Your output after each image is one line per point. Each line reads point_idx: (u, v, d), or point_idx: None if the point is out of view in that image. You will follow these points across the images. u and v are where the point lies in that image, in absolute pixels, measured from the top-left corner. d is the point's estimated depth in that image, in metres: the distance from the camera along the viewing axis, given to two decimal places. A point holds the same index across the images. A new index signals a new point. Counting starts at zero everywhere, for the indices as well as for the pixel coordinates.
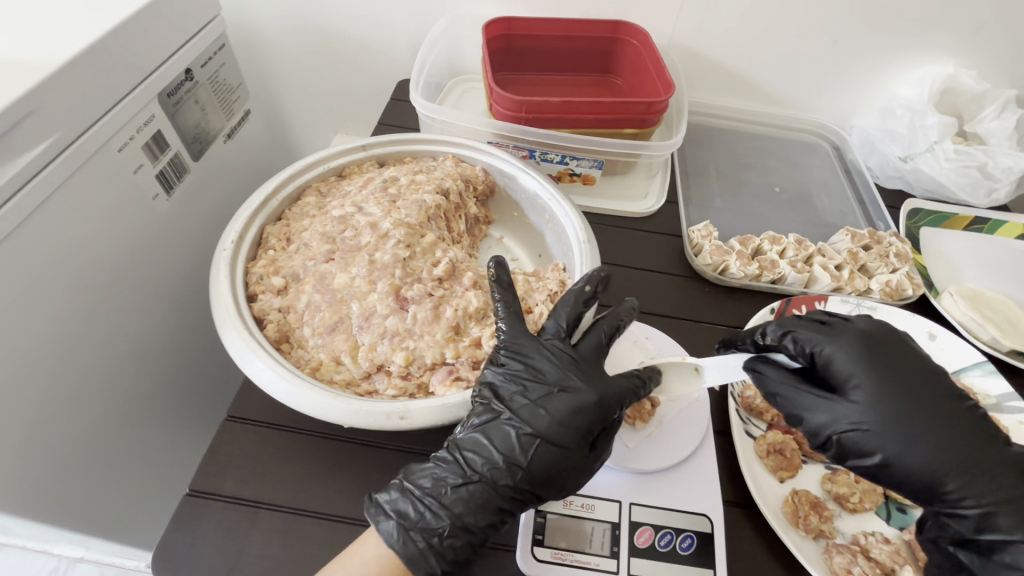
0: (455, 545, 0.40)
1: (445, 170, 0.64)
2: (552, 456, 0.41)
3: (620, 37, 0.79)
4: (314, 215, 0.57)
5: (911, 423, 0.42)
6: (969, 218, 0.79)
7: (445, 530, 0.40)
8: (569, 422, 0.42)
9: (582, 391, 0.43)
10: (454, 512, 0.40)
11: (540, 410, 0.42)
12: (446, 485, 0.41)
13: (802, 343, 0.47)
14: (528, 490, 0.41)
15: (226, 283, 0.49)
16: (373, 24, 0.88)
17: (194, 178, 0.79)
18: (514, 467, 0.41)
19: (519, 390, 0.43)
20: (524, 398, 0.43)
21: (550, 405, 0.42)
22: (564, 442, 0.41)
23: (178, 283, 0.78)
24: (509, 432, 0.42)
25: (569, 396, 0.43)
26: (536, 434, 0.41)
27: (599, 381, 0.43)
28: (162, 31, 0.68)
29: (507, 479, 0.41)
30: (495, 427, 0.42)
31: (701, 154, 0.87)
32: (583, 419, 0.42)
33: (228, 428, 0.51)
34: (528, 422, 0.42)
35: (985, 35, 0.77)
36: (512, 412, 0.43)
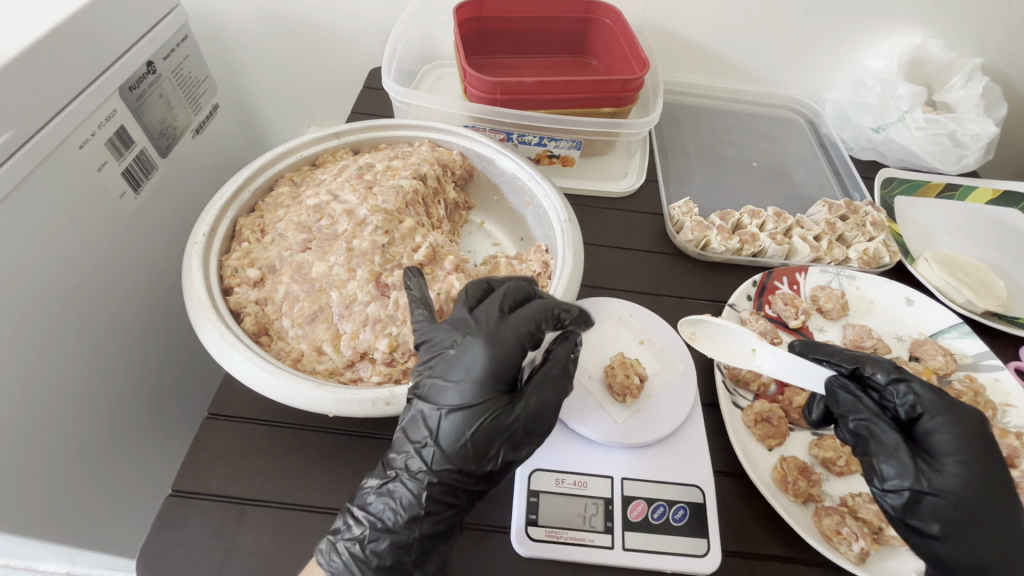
0: (381, 549, 0.40)
1: (422, 155, 0.63)
2: (459, 424, 0.39)
3: (593, 16, 0.79)
4: (288, 205, 0.56)
5: (988, 510, 0.39)
6: (942, 185, 0.80)
7: (368, 535, 0.40)
8: (473, 388, 0.40)
9: (473, 347, 0.41)
10: (379, 517, 0.40)
11: (443, 385, 0.40)
12: (371, 492, 0.41)
13: (916, 400, 0.42)
14: (453, 473, 0.40)
15: (199, 277, 0.48)
16: (342, 11, 0.86)
17: (162, 176, 0.77)
18: (429, 452, 0.40)
19: (428, 372, 0.42)
20: (433, 376, 0.41)
21: (449, 374, 0.41)
22: (471, 404, 0.40)
23: (150, 285, 0.76)
24: (424, 420, 0.41)
25: (469, 355, 0.41)
26: (443, 410, 0.40)
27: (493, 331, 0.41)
28: (119, 22, 0.65)
29: (425, 468, 0.40)
30: (410, 417, 0.41)
31: (679, 132, 0.87)
32: (486, 374, 0.40)
33: (210, 425, 0.49)
34: (430, 400, 0.41)
35: (950, 4, 0.78)
36: (417, 397, 0.41)
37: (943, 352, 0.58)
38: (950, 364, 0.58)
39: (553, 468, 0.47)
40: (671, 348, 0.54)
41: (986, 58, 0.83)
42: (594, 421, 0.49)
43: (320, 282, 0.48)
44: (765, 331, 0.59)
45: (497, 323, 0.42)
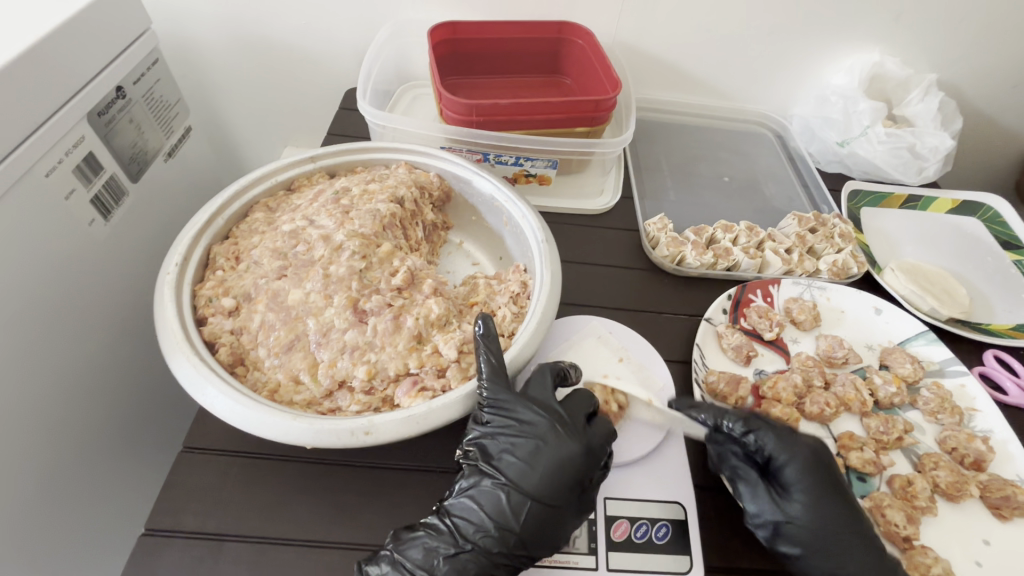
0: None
1: (399, 178, 0.63)
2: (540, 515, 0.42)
3: (566, 37, 0.80)
4: (264, 231, 0.56)
5: (840, 538, 0.44)
6: (905, 196, 0.83)
7: None
8: (554, 478, 0.43)
9: (567, 445, 0.44)
10: None
11: (519, 466, 0.43)
12: (433, 556, 0.40)
13: (763, 445, 0.48)
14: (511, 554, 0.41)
15: (172, 308, 0.47)
16: (316, 33, 0.86)
17: (133, 201, 0.76)
18: (494, 528, 0.41)
19: (504, 450, 0.44)
20: (511, 458, 0.44)
21: (527, 458, 0.43)
22: (547, 497, 0.42)
23: (121, 312, 0.74)
24: (501, 501, 0.42)
25: (546, 446, 0.44)
26: (523, 496, 0.42)
27: (582, 435, 0.45)
28: (87, 48, 0.64)
29: (488, 542, 0.41)
30: (482, 490, 0.43)
31: (653, 148, 0.88)
32: (573, 467, 0.43)
33: (184, 459, 0.48)
34: (519, 482, 0.42)
35: (905, 24, 0.81)
36: (502, 474, 0.43)
37: (911, 360, 0.60)
38: (917, 371, 0.59)
39: None
40: (649, 365, 0.55)
41: (941, 74, 0.87)
42: None
43: (302, 313, 0.48)
44: (741, 343, 0.60)
45: (580, 416, 0.46)
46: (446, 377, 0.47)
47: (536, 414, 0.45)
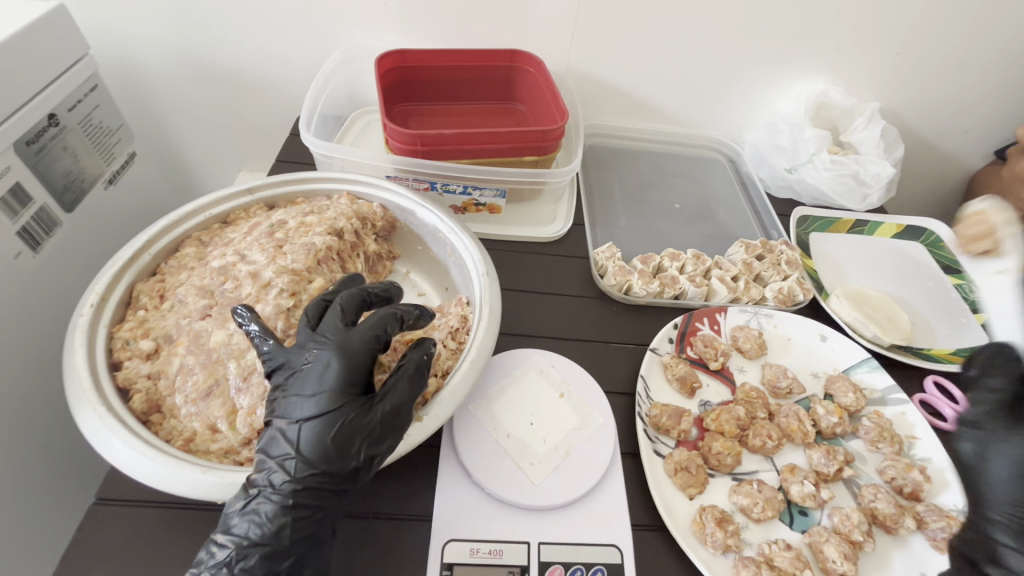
0: (249, 565, 0.38)
1: (339, 209, 0.62)
2: (324, 436, 0.39)
3: (517, 65, 0.80)
4: (192, 267, 0.54)
5: None
6: (852, 221, 0.85)
7: (238, 555, 0.38)
8: (333, 391, 0.40)
9: (325, 356, 0.41)
10: (246, 534, 0.38)
11: (295, 399, 0.41)
12: (235, 512, 0.39)
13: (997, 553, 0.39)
14: (324, 479, 0.40)
15: (82, 354, 0.44)
16: (266, 58, 0.85)
17: (67, 231, 0.73)
18: (289, 464, 0.39)
19: (283, 391, 0.42)
20: (286, 392, 0.42)
21: (305, 386, 0.41)
22: (328, 410, 0.40)
23: (52, 347, 0.71)
24: (285, 439, 0.40)
25: (323, 366, 0.41)
26: (298, 423, 0.40)
27: (357, 343, 0.42)
28: (14, 76, 0.62)
29: (287, 479, 0.39)
30: (270, 434, 0.41)
31: (607, 174, 0.89)
32: (337, 383, 0.41)
33: (94, 512, 0.45)
34: (288, 417, 0.40)
35: (847, 54, 0.84)
36: (276, 417, 0.41)
37: (853, 389, 0.60)
38: (859, 401, 0.60)
39: (468, 537, 0.45)
40: (591, 400, 0.54)
41: (884, 102, 0.90)
42: (509, 483, 0.47)
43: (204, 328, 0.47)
44: (685, 375, 0.60)
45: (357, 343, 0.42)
46: None
47: (308, 347, 0.43)
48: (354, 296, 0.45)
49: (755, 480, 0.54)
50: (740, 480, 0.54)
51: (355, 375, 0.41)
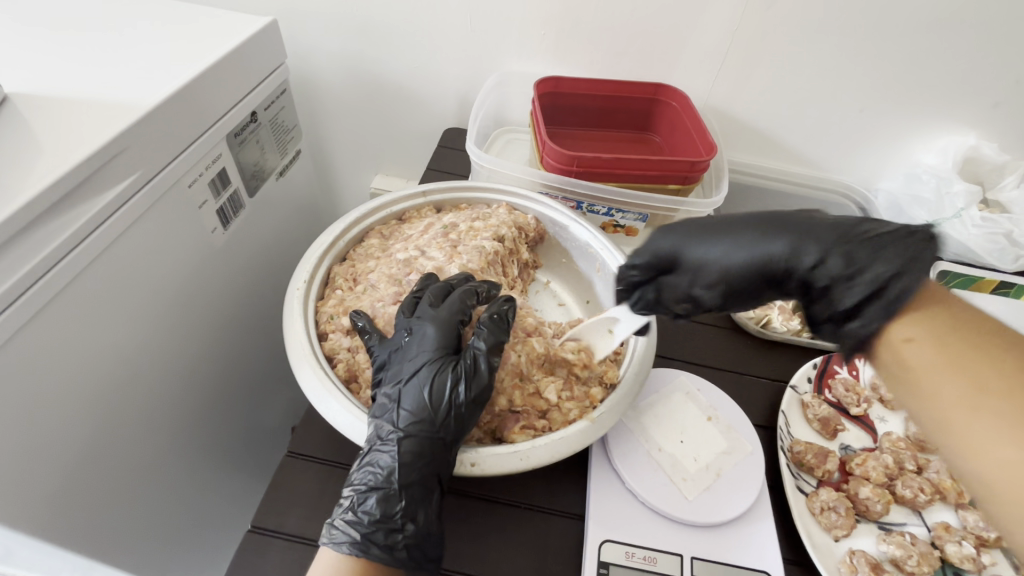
0: (371, 506, 0.43)
1: (501, 218, 0.66)
2: (421, 391, 0.45)
3: (660, 98, 0.84)
4: (378, 256, 0.60)
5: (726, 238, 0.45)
6: (996, 281, 0.81)
7: (365, 498, 0.43)
8: (430, 354, 0.47)
9: (423, 328, 0.48)
10: (368, 479, 0.43)
11: (397, 368, 0.47)
12: (360, 462, 0.44)
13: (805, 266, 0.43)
14: (422, 431, 0.44)
15: (300, 322, 0.51)
16: (425, 76, 0.93)
17: (248, 214, 0.82)
18: (385, 427, 0.44)
19: (386, 362, 0.48)
20: (390, 367, 0.48)
21: (405, 356, 0.47)
22: (425, 370, 0.46)
23: (227, 315, 0.80)
24: (387, 402, 0.45)
25: (421, 336, 0.48)
26: (398, 392, 0.45)
27: (443, 319, 0.48)
28: (236, 78, 0.72)
29: (391, 437, 0.44)
30: (376, 400, 0.46)
31: (735, 209, 0.90)
32: (432, 346, 0.47)
33: (288, 463, 0.51)
34: (392, 381, 0.46)
35: (1004, 111, 0.82)
36: (381, 385, 0.47)
37: None
38: None
39: (624, 540, 0.47)
40: (738, 427, 0.55)
41: None
42: (664, 496, 0.49)
43: (377, 314, 0.53)
44: (828, 417, 0.59)
45: (439, 309, 0.49)
46: (547, 418, 0.49)
47: (407, 326, 0.49)
48: (442, 289, 0.52)
49: (906, 532, 0.52)
50: (888, 529, 0.53)
51: (448, 342, 0.48)
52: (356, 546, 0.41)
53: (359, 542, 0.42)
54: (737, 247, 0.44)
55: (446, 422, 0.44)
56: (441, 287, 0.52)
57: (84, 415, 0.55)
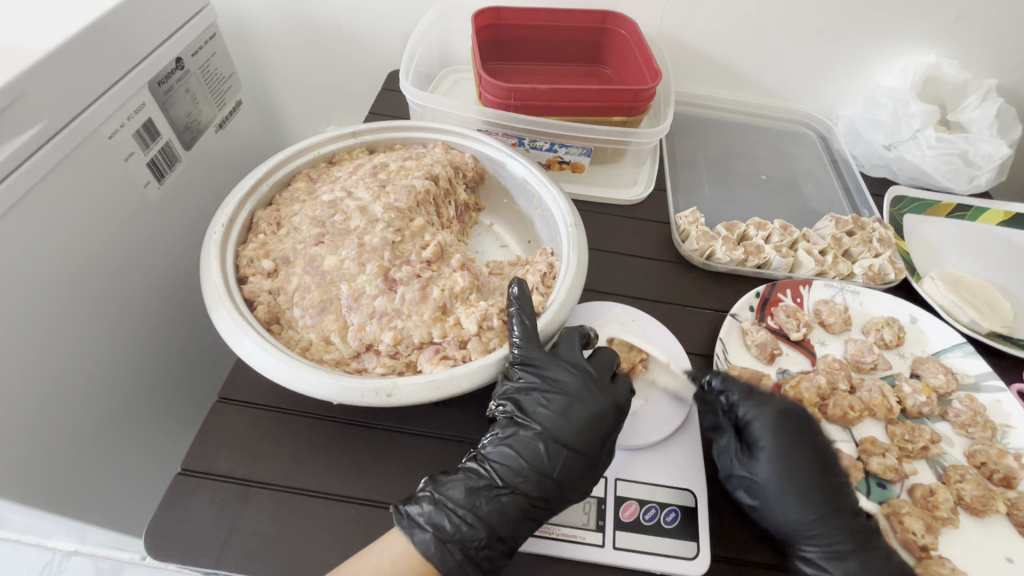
0: (492, 554, 0.42)
1: (435, 157, 0.64)
2: (573, 459, 0.45)
3: (608, 26, 0.80)
4: (304, 200, 0.58)
5: (803, 483, 0.46)
6: (953, 205, 0.80)
7: (481, 540, 0.41)
8: (588, 429, 0.46)
9: (590, 397, 0.47)
10: (490, 522, 0.42)
11: (555, 417, 0.47)
12: (479, 495, 0.43)
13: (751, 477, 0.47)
14: (556, 504, 0.44)
15: (216, 265, 0.49)
16: (365, 15, 0.88)
17: (185, 168, 0.79)
18: (551, 479, 0.44)
19: (540, 403, 0.47)
20: (542, 414, 0.47)
21: (562, 411, 0.47)
22: (585, 449, 0.45)
23: (169, 273, 0.78)
24: (532, 443, 0.46)
25: (577, 402, 0.47)
26: (557, 443, 0.46)
27: (607, 389, 0.48)
28: (150, 20, 0.68)
29: (540, 489, 0.44)
30: (517, 439, 0.46)
31: (690, 143, 0.88)
32: (604, 421, 0.47)
33: (218, 408, 0.51)
34: (550, 430, 0.46)
35: (967, 25, 0.78)
36: (534, 423, 0.47)
37: (944, 371, 0.58)
38: (950, 383, 0.58)
39: None
40: (670, 353, 0.55)
41: (1002, 79, 0.83)
42: None
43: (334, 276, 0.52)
44: (765, 342, 0.59)
45: (606, 377, 0.50)
46: (467, 349, 0.49)
47: (568, 380, 0.48)
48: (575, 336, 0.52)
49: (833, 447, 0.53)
50: None
51: (617, 419, 0.47)
52: None
53: None
54: (823, 487, 0.47)
55: (574, 499, 0.45)
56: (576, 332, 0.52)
57: (21, 371, 0.55)
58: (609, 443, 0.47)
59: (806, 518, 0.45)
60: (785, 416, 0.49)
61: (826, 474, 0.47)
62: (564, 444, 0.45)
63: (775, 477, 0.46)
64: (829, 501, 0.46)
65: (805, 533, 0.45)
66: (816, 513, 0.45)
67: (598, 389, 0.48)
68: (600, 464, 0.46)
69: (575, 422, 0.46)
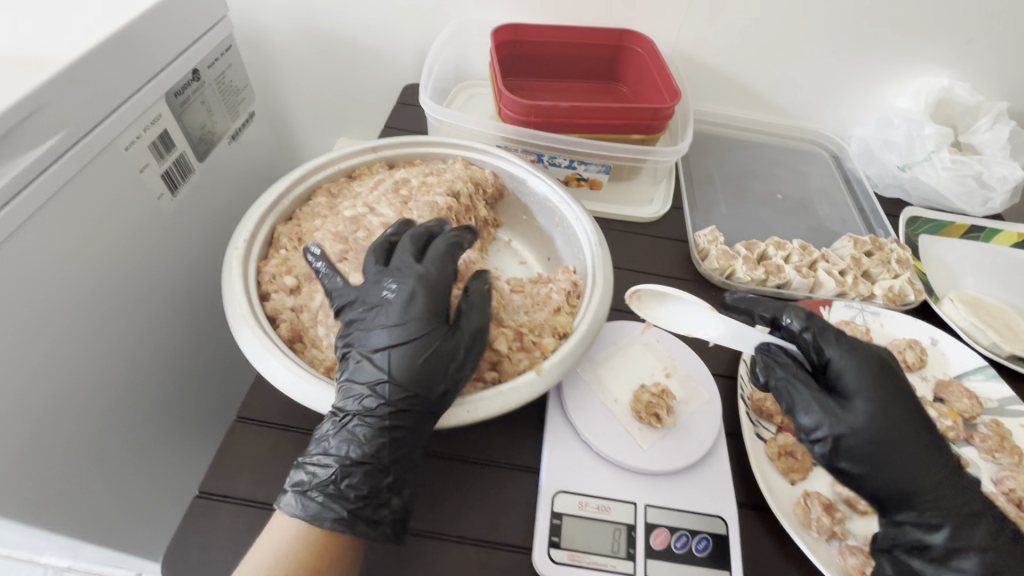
0: (355, 481, 0.41)
1: (456, 172, 0.64)
2: (410, 359, 0.43)
3: (625, 44, 0.80)
4: (325, 215, 0.57)
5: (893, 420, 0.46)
6: (966, 227, 0.81)
7: (335, 474, 0.41)
8: (410, 326, 0.44)
9: (398, 293, 0.45)
10: (343, 456, 0.41)
11: (378, 332, 0.44)
12: (329, 436, 0.42)
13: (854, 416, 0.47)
14: (409, 401, 0.43)
15: (239, 282, 0.49)
16: (381, 28, 0.88)
17: (198, 179, 0.79)
18: (386, 384, 0.43)
19: (365, 321, 0.46)
20: (365, 329, 0.45)
21: (382, 322, 0.45)
22: (410, 337, 0.44)
23: (181, 286, 0.77)
24: (364, 365, 0.44)
25: (402, 300, 0.45)
26: (384, 349, 0.44)
27: (418, 279, 0.46)
28: (170, 31, 0.68)
29: (382, 400, 0.42)
30: (351, 367, 0.44)
31: (705, 161, 0.88)
32: (420, 309, 0.45)
33: (236, 427, 0.50)
34: (370, 345, 0.44)
35: (979, 49, 0.79)
36: (357, 348, 0.45)
37: (968, 395, 0.58)
38: (976, 408, 0.57)
39: (578, 490, 0.47)
40: (697, 375, 0.55)
41: (1013, 102, 0.84)
42: (618, 445, 0.49)
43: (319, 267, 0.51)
44: None
45: (416, 269, 0.47)
46: (497, 370, 0.49)
47: (383, 284, 0.47)
48: (417, 239, 0.50)
49: None
50: None
51: (434, 301, 0.46)
52: (340, 522, 0.40)
53: (348, 518, 0.40)
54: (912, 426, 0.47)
55: (428, 394, 0.43)
56: (416, 236, 0.50)
57: (30, 388, 0.54)
58: (433, 322, 0.45)
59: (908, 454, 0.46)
60: (868, 373, 0.48)
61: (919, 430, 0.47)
62: (392, 349, 0.44)
63: (880, 435, 0.46)
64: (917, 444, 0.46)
65: (919, 506, 0.45)
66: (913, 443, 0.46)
67: (402, 285, 0.46)
68: (438, 348, 0.44)
69: (394, 324, 0.44)
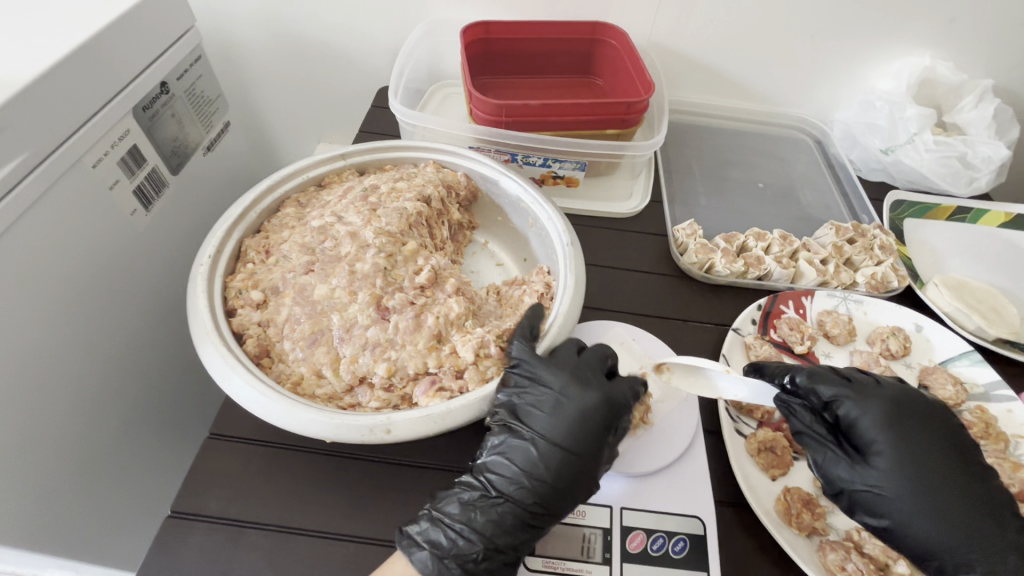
0: (491, 565, 0.42)
1: (426, 176, 0.63)
2: (565, 461, 0.44)
3: (599, 37, 0.79)
4: (293, 226, 0.57)
5: (920, 477, 0.44)
6: (952, 208, 0.80)
7: (479, 554, 0.42)
8: (577, 428, 0.45)
9: (580, 396, 0.46)
10: (485, 535, 0.42)
11: (549, 420, 0.46)
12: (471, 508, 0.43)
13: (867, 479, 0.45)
14: (550, 502, 0.44)
15: (204, 299, 0.48)
16: (352, 31, 0.87)
17: (173, 193, 0.78)
18: (540, 478, 0.44)
19: (531, 405, 0.46)
20: (535, 412, 0.46)
21: (552, 411, 0.46)
22: (577, 444, 0.45)
23: (156, 301, 0.76)
24: (527, 449, 0.45)
25: (580, 403, 0.46)
26: (547, 443, 0.45)
27: (602, 387, 0.47)
28: (134, 45, 0.67)
29: (529, 493, 0.43)
30: (507, 448, 0.45)
31: (685, 151, 0.87)
32: (594, 420, 0.45)
33: (208, 444, 0.50)
34: (547, 435, 0.45)
35: (961, 26, 0.77)
36: (532, 432, 0.45)
37: (952, 381, 0.57)
38: (960, 395, 0.57)
39: None
40: None
41: (997, 80, 0.83)
42: None
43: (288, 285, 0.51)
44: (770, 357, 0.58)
45: (601, 378, 0.48)
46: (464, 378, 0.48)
47: (553, 381, 0.47)
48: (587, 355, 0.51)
49: None
50: None
51: (606, 418, 0.46)
52: None
53: None
54: (940, 484, 0.44)
55: (566, 503, 0.44)
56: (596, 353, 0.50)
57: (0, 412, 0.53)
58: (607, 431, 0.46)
59: (917, 504, 0.44)
60: (892, 387, 0.49)
61: (951, 499, 0.44)
62: (559, 445, 0.45)
63: (944, 527, 0.43)
64: (944, 487, 0.44)
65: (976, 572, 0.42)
66: (936, 500, 0.44)
67: (588, 389, 0.47)
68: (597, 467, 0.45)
69: (568, 424, 0.45)
